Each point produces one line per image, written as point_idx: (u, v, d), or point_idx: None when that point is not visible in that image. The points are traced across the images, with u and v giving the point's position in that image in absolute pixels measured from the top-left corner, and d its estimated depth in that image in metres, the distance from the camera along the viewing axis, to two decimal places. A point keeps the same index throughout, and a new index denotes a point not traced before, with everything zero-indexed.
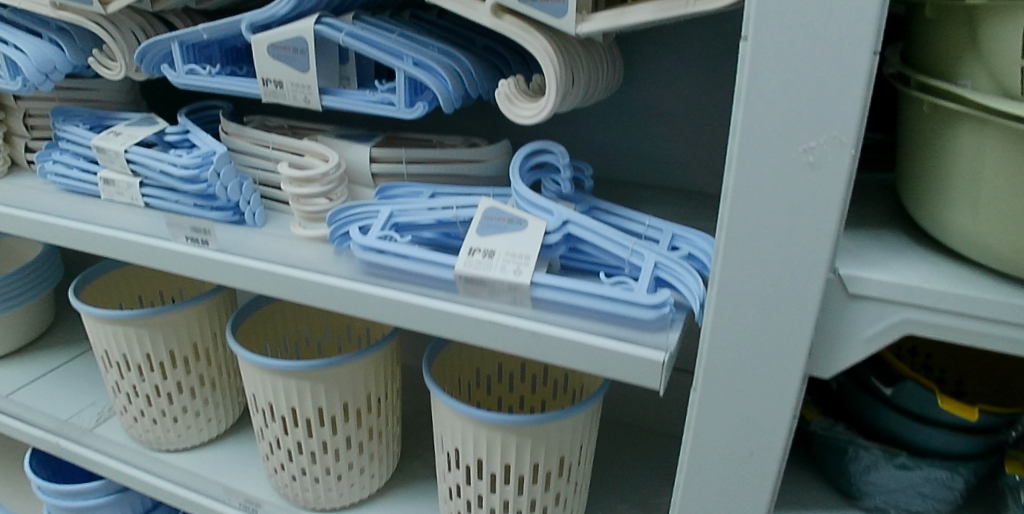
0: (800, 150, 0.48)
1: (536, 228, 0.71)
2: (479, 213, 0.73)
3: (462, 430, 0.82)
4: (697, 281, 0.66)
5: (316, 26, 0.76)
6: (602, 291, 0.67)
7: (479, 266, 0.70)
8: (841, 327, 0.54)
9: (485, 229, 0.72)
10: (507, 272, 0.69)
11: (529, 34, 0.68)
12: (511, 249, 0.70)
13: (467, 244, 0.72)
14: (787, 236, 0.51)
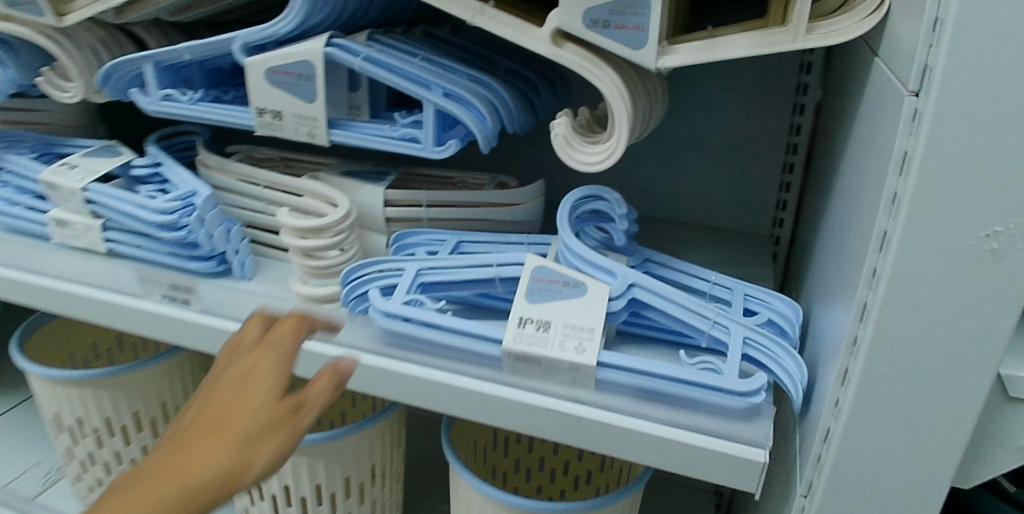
0: (981, 236, 0.38)
1: (596, 294, 0.61)
2: (528, 275, 0.63)
3: None
4: (796, 363, 0.56)
5: (326, 49, 0.64)
6: (684, 374, 0.57)
7: (534, 341, 0.60)
8: (992, 436, 0.45)
9: (536, 294, 0.62)
10: (568, 349, 0.60)
11: (594, 65, 0.58)
12: (570, 321, 0.61)
13: (516, 314, 0.62)
14: (953, 340, 0.41)
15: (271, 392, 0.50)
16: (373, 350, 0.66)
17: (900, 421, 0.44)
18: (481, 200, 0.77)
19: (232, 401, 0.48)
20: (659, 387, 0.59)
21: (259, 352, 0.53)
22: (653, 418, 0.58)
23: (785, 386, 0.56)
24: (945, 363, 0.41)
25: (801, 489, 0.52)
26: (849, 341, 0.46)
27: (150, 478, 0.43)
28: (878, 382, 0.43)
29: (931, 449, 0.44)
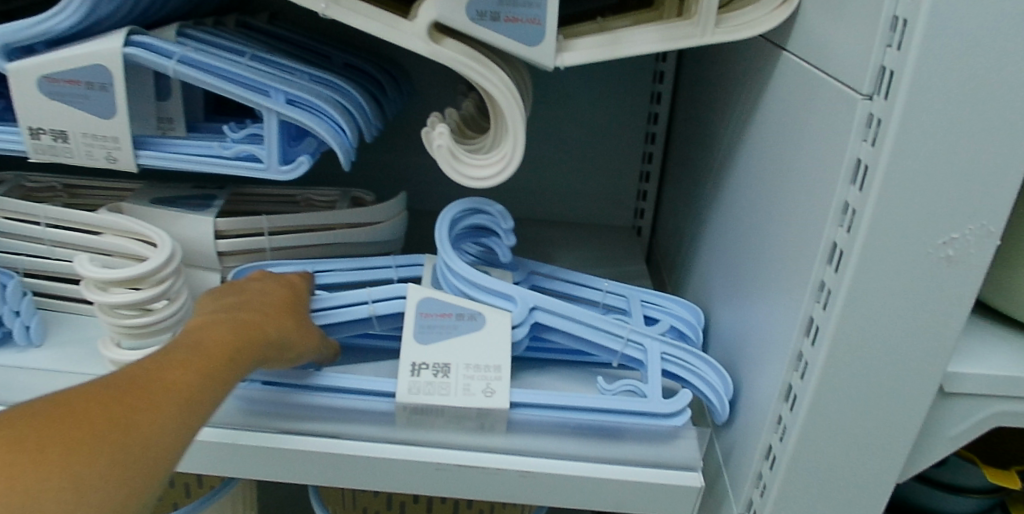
0: (940, 243, 0.36)
1: (497, 324, 0.53)
2: (413, 312, 0.54)
3: None
4: (719, 372, 0.53)
5: (125, 50, 0.49)
6: (605, 403, 0.52)
7: (432, 390, 0.52)
8: (930, 431, 0.45)
9: (426, 332, 0.54)
10: (473, 394, 0.52)
11: (479, 64, 0.49)
12: (471, 359, 0.53)
13: (408, 359, 0.53)
14: (903, 348, 0.39)
15: (300, 319, 0.51)
16: (229, 422, 0.52)
17: (852, 435, 0.42)
18: (337, 219, 0.65)
19: (254, 306, 0.48)
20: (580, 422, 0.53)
21: (290, 293, 0.53)
22: (580, 456, 0.52)
23: (709, 400, 0.53)
24: (896, 371, 0.40)
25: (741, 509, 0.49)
26: (794, 357, 0.43)
27: (216, 336, 0.42)
28: (832, 398, 0.41)
29: (881, 455, 0.43)
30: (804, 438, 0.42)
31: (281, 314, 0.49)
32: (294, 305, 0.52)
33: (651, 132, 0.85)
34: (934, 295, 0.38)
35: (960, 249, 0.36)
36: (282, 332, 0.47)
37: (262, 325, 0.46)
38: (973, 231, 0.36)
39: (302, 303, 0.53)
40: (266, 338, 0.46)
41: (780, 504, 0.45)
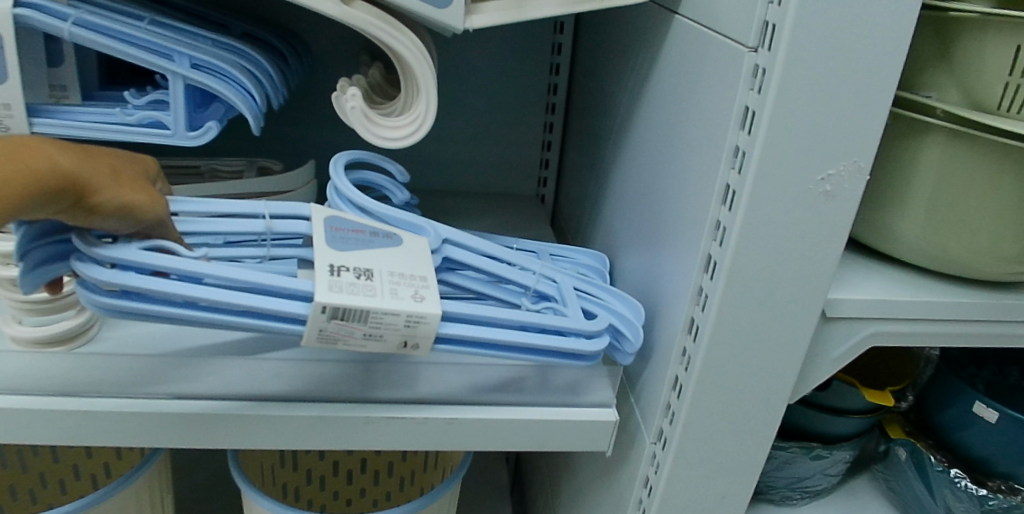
0: (819, 179, 0.41)
1: (414, 244, 0.47)
2: (323, 223, 0.45)
3: None
4: (631, 305, 0.53)
5: (16, 10, 0.47)
6: (535, 318, 0.47)
7: (358, 290, 0.41)
8: (816, 354, 0.50)
9: (341, 242, 0.44)
10: (401, 298, 0.42)
11: (390, 26, 0.50)
12: (397, 268, 0.44)
13: (326, 260, 0.42)
14: (790, 276, 0.44)
15: (118, 178, 0.40)
16: (136, 392, 0.49)
17: (749, 359, 0.47)
18: (245, 189, 0.63)
19: (57, 146, 0.38)
20: (516, 339, 0.46)
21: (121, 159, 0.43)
22: (505, 399, 0.53)
23: (618, 337, 0.52)
24: (785, 297, 0.45)
25: (653, 438, 0.53)
26: (695, 292, 0.47)
27: None
28: (731, 326, 0.45)
29: (774, 376, 0.48)
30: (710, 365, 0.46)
31: (85, 159, 0.39)
32: (120, 167, 0.42)
33: (552, 103, 0.88)
34: (813, 229, 0.43)
35: (836, 183, 0.42)
36: (80, 173, 0.37)
37: (48, 163, 0.36)
38: (845, 168, 0.41)
39: (133, 171, 0.43)
40: (53, 182, 0.36)
41: (690, 428, 0.49)
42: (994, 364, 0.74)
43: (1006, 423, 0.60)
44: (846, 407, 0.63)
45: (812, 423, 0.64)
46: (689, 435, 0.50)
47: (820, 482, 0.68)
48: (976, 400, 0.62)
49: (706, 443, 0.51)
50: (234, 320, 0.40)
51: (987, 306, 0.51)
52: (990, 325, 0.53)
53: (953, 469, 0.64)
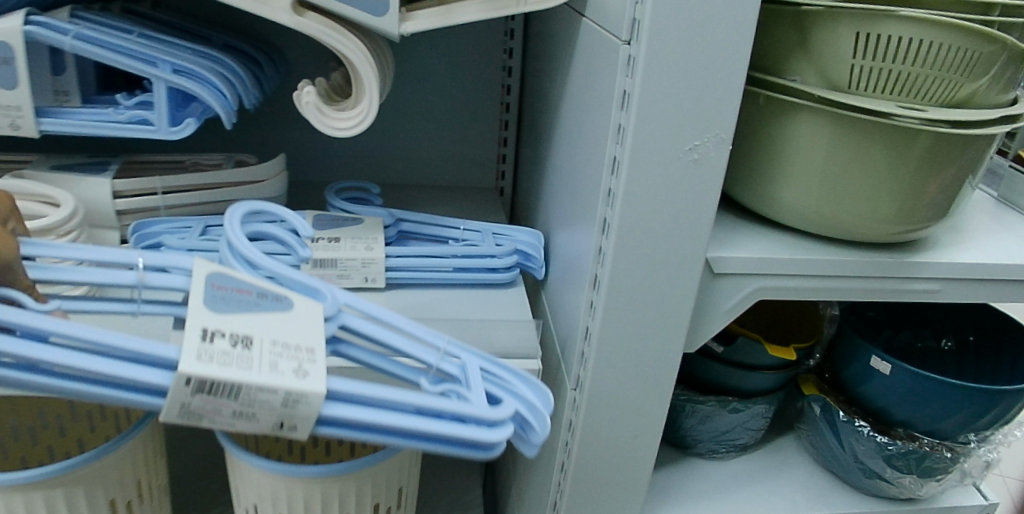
0: (687, 149, 0.49)
1: (307, 311, 0.40)
2: (204, 279, 0.38)
3: (279, 493, 0.72)
4: (540, 391, 0.45)
5: (24, 27, 0.56)
6: (434, 402, 0.39)
7: (228, 364, 0.35)
8: (707, 305, 0.59)
9: (220, 304, 0.37)
10: (280, 372, 0.36)
11: (337, 32, 0.58)
12: (280, 336, 0.38)
13: (196, 324, 0.35)
14: (671, 233, 0.52)
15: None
16: None
17: (644, 308, 0.55)
18: (222, 180, 0.71)
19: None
20: (406, 425, 0.38)
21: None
22: None
23: (523, 424, 0.44)
24: (667, 252, 0.53)
25: (573, 385, 0.61)
26: (596, 251, 0.55)
27: None
28: (624, 277, 0.54)
29: (668, 324, 0.56)
30: (608, 313, 0.55)
31: None
32: None
33: (507, 102, 0.96)
34: (688, 194, 0.51)
35: (703, 152, 0.49)
36: None
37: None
38: (709, 140, 0.49)
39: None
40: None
41: (598, 370, 0.58)
42: (909, 329, 0.82)
43: (897, 373, 0.67)
44: (757, 365, 0.73)
45: (729, 379, 0.74)
46: (598, 377, 0.58)
47: (743, 433, 0.78)
48: (872, 355, 0.69)
49: (616, 384, 0.59)
50: (81, 389, 0.35)
51: (856, 262, 0.60)
52: (863, 279, 0.61)
53: (859, 420, 0.71)
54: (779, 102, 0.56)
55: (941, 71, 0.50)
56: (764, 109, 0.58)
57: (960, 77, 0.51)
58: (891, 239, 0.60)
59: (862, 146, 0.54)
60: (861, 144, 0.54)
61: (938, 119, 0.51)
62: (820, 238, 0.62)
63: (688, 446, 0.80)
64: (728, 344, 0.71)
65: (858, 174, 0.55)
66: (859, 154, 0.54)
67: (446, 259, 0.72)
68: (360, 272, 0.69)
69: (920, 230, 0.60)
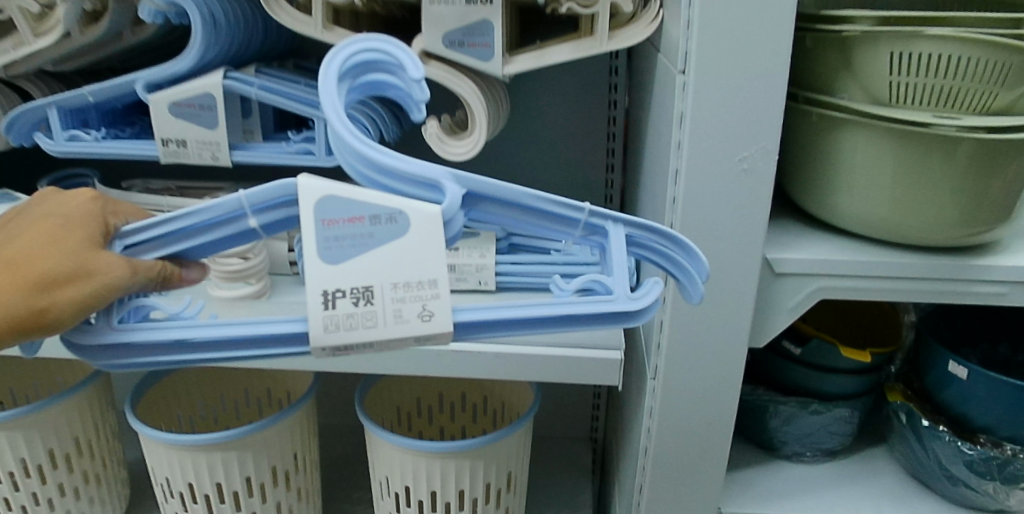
0: (737, 159, 0.57)
1: (431, 219, 0.43)
2: (313, 218, 0.43)
3: (407, 465, 0.85)
4: (692, 258, 0.50)
5: (225, 81, 0.73)
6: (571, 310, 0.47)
7: (354, 323, 0.43)
8: (771, 303, 0.66)
9: (335, 249, 0.43)
10: (405, 320, 0.44)
11: (456, 77, 0.72)
12: (398, 278, 0.43)
13: (318, 288, 0.43)
14: (730, 234, 0.60)
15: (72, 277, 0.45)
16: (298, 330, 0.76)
17: (711, 302, 0.63)
18: None
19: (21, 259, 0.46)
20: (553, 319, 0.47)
21: (78, 223, 0.47)
22: (539, 343, 0.73)
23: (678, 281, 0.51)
24: (728, 251, 0.61)
25: (651, 375, 0.69)
26: None
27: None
28: None
29: (732, 318, 0.63)
30: (677, 306, 0.63)
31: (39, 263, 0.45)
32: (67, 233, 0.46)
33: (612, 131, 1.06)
34: (741, 200, 0.59)
35: (752, 163, 0.58)
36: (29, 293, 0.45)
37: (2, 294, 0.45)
38: (756, 152, 0.57)
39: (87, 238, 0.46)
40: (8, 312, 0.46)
41: (671, 360, 0.65)
42: (986, 343, 0.87)
43: (974, 377, 0.70)
44: (837, 367, 0.76)
45: (809, 381, 0.78)
46: (672, 366, 0.66)
47: (827, 442, 0.80)
48: (951, 361, 0.72)
49: (687, 373, 0.66)
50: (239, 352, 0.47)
51: (917, 265, 0.65)
52: (924, 281, 0.66)
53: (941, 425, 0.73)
54: (831, 120, 0.65)
55: (970, 81, 0.59)
56: (818, 127, 0.66)
57: (995, 87, 0.59)
58: (954, 243, 0.66)
59: (914, 156, 0.61)
60: (912, 154, 0.61)
61: (977, 125, 0.58)
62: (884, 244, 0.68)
63: (776, 450, 0.82)
64: (804, 345, 0.76)
65: (913, 181, 0.62)
66: (912, 163, 0.61)
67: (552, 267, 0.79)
68: (474, 275, 0.80)
69: (984, 234, 0.65)
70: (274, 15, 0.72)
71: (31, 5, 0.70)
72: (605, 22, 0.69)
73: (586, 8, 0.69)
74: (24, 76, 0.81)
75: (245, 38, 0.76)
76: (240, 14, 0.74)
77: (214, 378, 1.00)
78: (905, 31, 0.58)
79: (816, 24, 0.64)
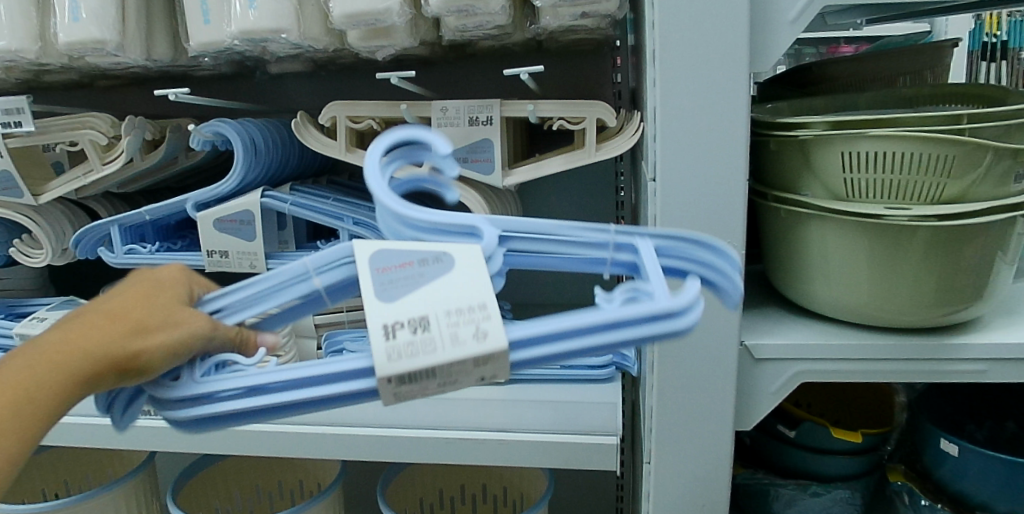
0: None
1: (468, 258, 0.45)
2: (369, 270, 0.44)
3: None
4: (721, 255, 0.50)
5: (261, 200, 0.83)
6: (615, 315, 0.43)
7: (416, 351, 0.42)
8: (754, 386, 0.72)
9: (389, 290, 0.44)
10: (464, 342, 0.42)
11: (461, 189, 0.81)
12: (453, 303, 0.43)
13: (377, 323, 0.42)
14: (704, 321, 0.67)
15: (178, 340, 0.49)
16: (325, 419, 0.83)
17: (696, 384, 0.70)
18: None
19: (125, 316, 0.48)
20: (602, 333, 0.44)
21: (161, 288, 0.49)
22: (545, 430, 0.79)
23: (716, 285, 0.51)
24: (703, 337, 0.68)
25: (647, 458, 0.75)
26: (653, 340, 0.70)
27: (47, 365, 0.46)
28: (674, 356, 0.69)
29: (716, 399, 0.70)
30: (662, 391, 0.70)
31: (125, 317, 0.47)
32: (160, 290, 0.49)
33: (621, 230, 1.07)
34: (713, 290, 0.67)
35: None
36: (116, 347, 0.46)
37: (102, 347, 0.46)
38: (722, 248, 0.65)
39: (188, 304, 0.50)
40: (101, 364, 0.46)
41: (662, 440, 0.72)
42: (991, 421, 0.88)
43: (964, 454, 0.75)
44: (831, 449, 0.80)
45: (806, 462, 0.81)
46: (663, 445, 0.72)
47: None
48: (942, 438, 0.77)
49: (679, 453, 0.72)
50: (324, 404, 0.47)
51: (891, 347, 0.69)
52: (902, 362, 0.70)
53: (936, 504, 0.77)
54: (797, 214, 0.71)
55: (920, 174, 0.65)
56: (788, 222, 0.73)
57: (943, 178, 0.64)
58: (929, 323, 0.69)
59: (874, 244, 0.66)
60: (872, 242, 0.66)
61: (929, 213, 0.63)
62: (862, 327, 0.73)
63: None
64: (797, 427, 0.81)
65: (877, 267, 0.67)
66: (872, 251, 0.67)
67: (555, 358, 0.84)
68: None
69: (956, 314, 0.69)
70: (304, 140, 0.83)
71: (101, 138, 0.80)
72: (592, 135, 0.77)
73: (575, 124, 0.78)
74: (94, 198, 0.93)
75: (279, 160, 0.87)
76: (278, 140, 0.86)
77: (250, 470, 1.06)
78: (853, 132, 0.65)
79: (775, 129, 0.71)
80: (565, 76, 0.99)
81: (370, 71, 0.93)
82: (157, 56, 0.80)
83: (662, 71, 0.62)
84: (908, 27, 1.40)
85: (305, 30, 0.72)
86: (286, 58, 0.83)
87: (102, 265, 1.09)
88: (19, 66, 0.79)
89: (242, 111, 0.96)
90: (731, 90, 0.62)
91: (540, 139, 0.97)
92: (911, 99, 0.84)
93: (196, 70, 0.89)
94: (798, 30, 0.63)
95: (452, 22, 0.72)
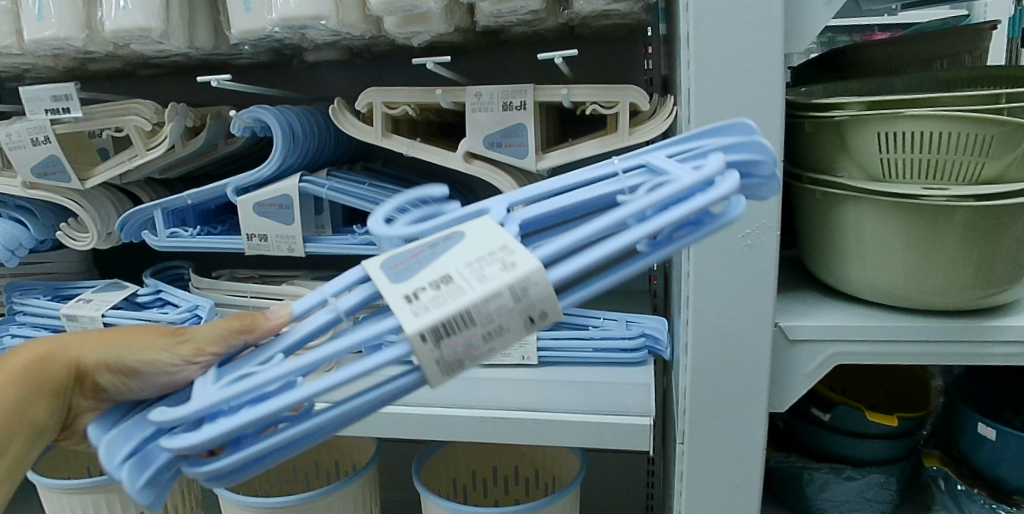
0: (741, 236, 0.66)
1: (472, 242, 0.43)
2: (378, 267, 0.43)
3: None
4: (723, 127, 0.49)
5: (299, 185, 0.84)
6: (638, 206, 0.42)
7: (441, 303, 0.39)
8: (790, 367, 0.72)
9: (402, 271, 0.42)
10: (494, 275, 0.40)
11: (495, 173, 0.82)
12: (470, 255, 0.41)
13: (398, 294, 0.40)
14: (738, 303, 0.68)
15: (133, 368, 0.52)
16: None
17: (730, 365, 0.70)
18: None
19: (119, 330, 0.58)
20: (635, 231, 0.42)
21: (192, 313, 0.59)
22: (578, 410, 0.79)
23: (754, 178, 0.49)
24: (737, 319, 0.68)
25: (681, 439, 0.75)
26: (686, 322, 0.70)
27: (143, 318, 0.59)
28: (708, 337, 0.69)
29: (749, 381, 0.70)
30: (695, 370, 0.70)
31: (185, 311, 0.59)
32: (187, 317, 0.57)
33: None
34: (749, 271, 0.67)
35: (754, 239, 0.66)
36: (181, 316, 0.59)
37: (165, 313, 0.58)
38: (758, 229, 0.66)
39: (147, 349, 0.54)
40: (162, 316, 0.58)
41: (695, 420, 0.72)
42: None
43: (1002, 437, 0.74)
44: (865, 433, 0.80)
45: (841, 446, 0.81)
46: (696, 426, 0.73)
47: (867, 511, 0.80)
48: (980, 422, 0.77)
49: (713, 435, 0.73)
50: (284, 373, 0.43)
51: (926, 329, 0.69)
52: (939, 344, 0.69)
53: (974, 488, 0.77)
54: (832, 195, 0.71)
55: (958, 153, 0.64)
56: (822, 203, 0.73)
57: (981, 158, 0.64)
58: (967, 306, 0.69)
59: (913, 225, 0.66)
60: (911, 223, 0.66)
61: (967, 194, 0.63)
62: (899, 310, 0.72)
63: None
64: (831, 411, 0.81)
65: (914, 249, 0.67)
66: (911, 231, 0.66)
67: (589, 340, 0.85)
68: (518, 351, 0.85)
69: (994, 296, 0.68)
70: (342, 126, 0.84)
71: (145, 124, 0.83)
72: (626, 119, 0.77)
73: (609, 108, 0.78)
74: (137, 185, 0.96)
75: (318, 147, 0.88)
76: (316, 127, 0.87)
77: None
78: (888, 112, 0.65)
79: (810, 110, 0.71)
80: (596, 63, 1.00)
81: (403, 59, 0.94)
82: (199, 44, 0.82)
83: (697, 52, 0.62)
84: (941, 13, 1.37)
85: (343, 17, 0.73)
86: (323, 45, 0.84)
87: (144, 251, 1.12)
88: (66, 54, 0.82)
89: (278, 98, 0.98)
90: (767, 70, 0.62)
91: (570, 125, 0.97)
92: (949, 82, 0.83)
93: (235, 59, 0.92)
94: (834, 11, 0.63)
95: (487, 8, 0.72)
